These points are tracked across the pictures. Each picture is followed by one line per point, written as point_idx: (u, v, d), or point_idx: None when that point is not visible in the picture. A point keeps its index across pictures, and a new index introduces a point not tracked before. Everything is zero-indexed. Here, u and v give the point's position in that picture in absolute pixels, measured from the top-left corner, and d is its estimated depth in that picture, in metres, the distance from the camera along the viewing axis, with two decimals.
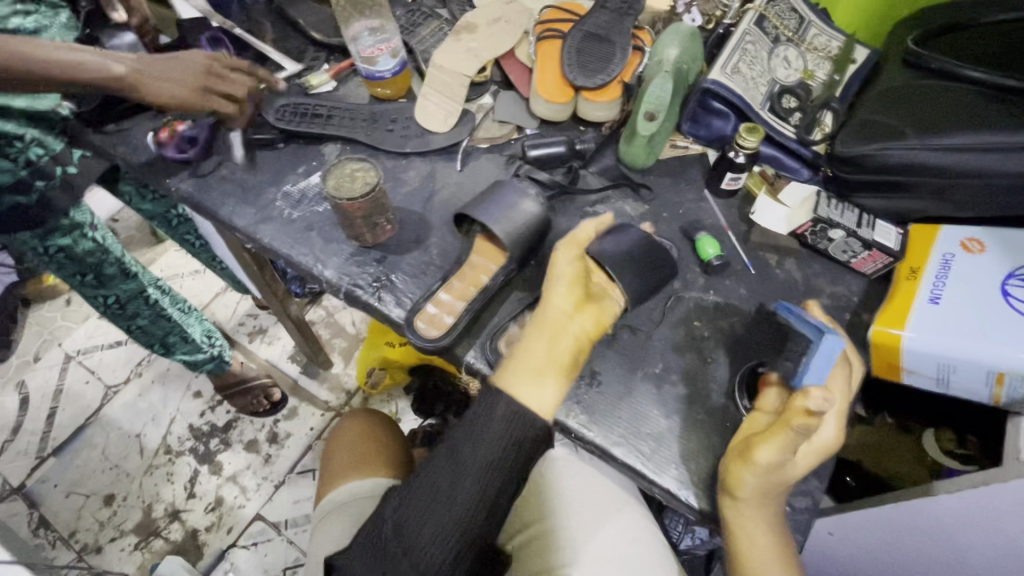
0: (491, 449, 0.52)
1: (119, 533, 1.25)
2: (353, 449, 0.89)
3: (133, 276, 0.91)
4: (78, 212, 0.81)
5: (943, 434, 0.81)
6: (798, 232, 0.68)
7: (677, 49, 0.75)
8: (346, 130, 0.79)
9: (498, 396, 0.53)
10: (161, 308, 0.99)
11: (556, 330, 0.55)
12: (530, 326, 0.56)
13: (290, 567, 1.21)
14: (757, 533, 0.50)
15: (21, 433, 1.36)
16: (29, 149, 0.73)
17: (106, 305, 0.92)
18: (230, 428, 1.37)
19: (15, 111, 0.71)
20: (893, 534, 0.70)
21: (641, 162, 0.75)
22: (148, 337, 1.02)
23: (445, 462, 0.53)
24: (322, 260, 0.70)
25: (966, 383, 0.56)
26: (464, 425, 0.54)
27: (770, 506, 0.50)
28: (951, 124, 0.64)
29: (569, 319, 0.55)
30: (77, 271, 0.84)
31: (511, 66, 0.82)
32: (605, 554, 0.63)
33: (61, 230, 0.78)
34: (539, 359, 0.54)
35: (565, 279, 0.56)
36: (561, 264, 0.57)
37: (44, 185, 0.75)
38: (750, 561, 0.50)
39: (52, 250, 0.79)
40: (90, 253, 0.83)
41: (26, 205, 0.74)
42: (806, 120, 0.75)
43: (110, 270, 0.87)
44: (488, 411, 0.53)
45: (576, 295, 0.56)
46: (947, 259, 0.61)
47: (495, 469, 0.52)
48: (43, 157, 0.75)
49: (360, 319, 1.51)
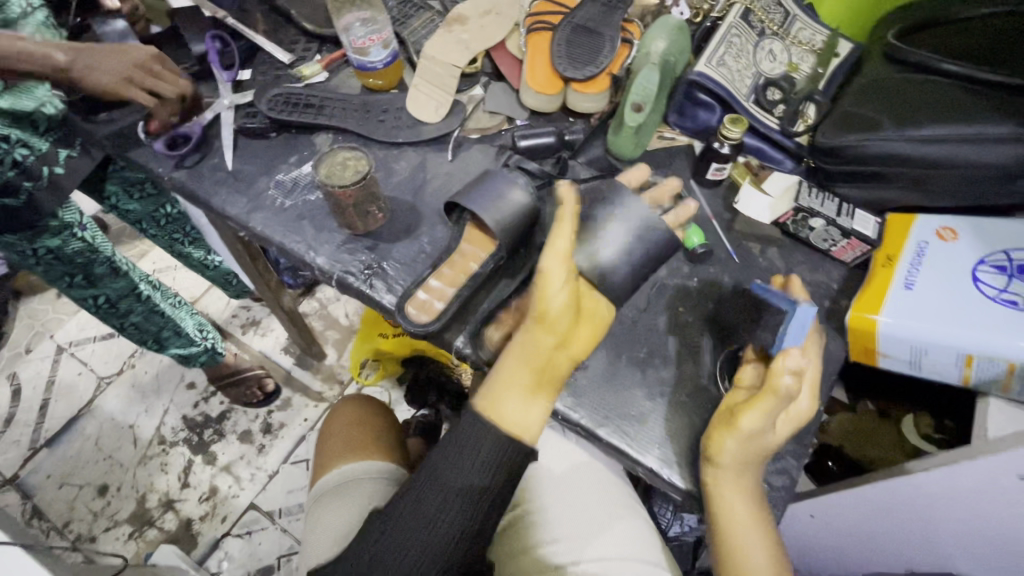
0: (478, 477, 0.52)
1: (113, 523, 1.26)
2: (345, 436, 0.91)
3: (123, 275, 0.93)
4: (67, 212, 0.83)
5: (921, 420, 0.84)
6: (780, 220, 0.70)
7: (666, 41, 0.77)
8: (338, 120, 0.80)
9: (483, 427, 0.53)
10: (154, 304, 1.01)
11: (543, 359, 0.52)
12: (516, 358, 0.53)
13: (284, 555, 1.23)
14: (743, 505, 0.52)
15: (13, 425, 1.37)
16: (13, 151, 0.71)
17: (97, 305, 0.94)
18: (223, 419, 1.37)
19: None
20: (871, 515, 0.72)
21: (629, 153, 0.77)
22: (141, 334, 1.03)
23: (429, 488, 0.53)
24: (314, 248, 0.71)
25: (937, 364, 0.59)
26: (446, 450, 0.53)
27: (753, 476, 0.53)
28: (928, 116, 0.65)
29: (557, 349, 0.53)
30: (65, 271, 0.86)
31: (501, 58, 0.83)
32: (592, 530, 0.65)
33: (50, 232, 0.81)
34: (523, 390, 0.53)
35: (559, 310, 0.51)
36: (553, 293, 0.51)
37: (31, 186, 0.74)
38: (732, 542, 0.52)
39: (41, 251, 0.82)
40: (80, 253, 0.85)
41: (15, 208, 0.74)
42: (788, 112, 0.76)
43: (100, 269, 0.89)
44: (474, 437, 0.52)
45: (567, 323, 0.52)
46: (921, 247, 0.63)
47: (480, 497, 0.52)
48: (28, 158, 0.72)
49: (353, 311, 1.52)
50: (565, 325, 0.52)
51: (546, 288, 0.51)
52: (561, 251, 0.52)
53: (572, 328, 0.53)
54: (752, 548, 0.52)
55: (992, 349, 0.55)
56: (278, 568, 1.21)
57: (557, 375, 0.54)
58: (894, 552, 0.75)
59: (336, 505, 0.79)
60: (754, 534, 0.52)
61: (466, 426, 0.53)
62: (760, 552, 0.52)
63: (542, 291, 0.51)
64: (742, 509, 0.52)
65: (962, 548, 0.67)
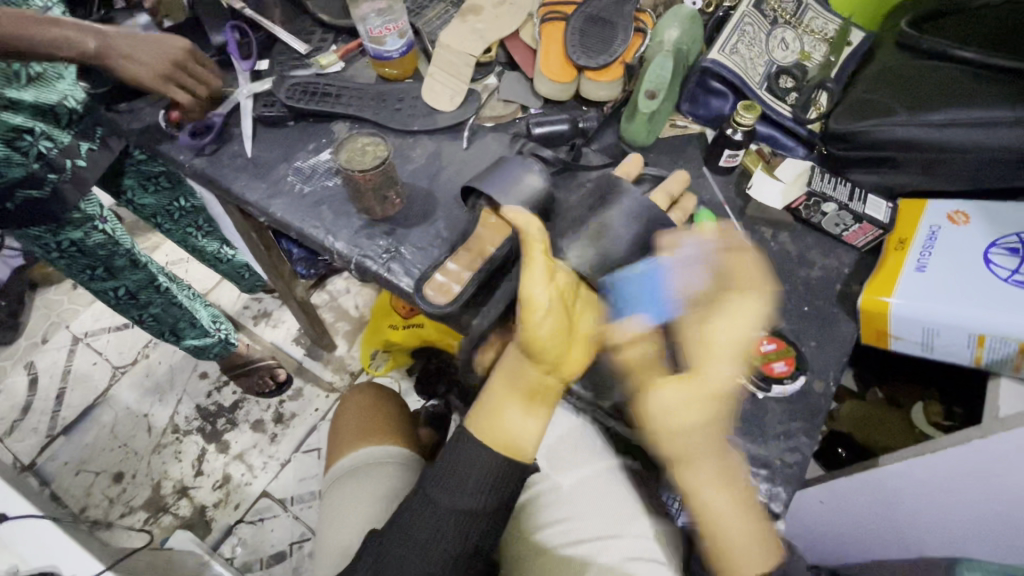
0: (475, 494, 0.56)
1: (129, 509, 1.28)
2: (359, 422, 0.92)
3: (142, 267, 0.94)
4: (89, 205, 0.85)
5: (931, 408, 0.85)
6: (792, 206, 0.71)
7: (678, 30, 0.78)
8: (354, 109, 0.81)
9: (479, 447, 0.57)
10: (173, 296, 1.02)
11: (534, 383, 0.57)
12: (507, 377, 0.59)
13: (296, 541, 1.24)
14: (692, 463, 0.51)
15: (30, 413, 1.39)
16: (38, 143, 0.75)
17: (118, 297, 0.96)
18: (236, 408, 1.39)
19: (22, 105, 0.72)
20: (881, 500, 0.73)
21: (643, 140, 0.78)
22: (159, 325, 1.04)
23: (425, 511, 0.57)
24: (332, 233, 0.73)
25: (948, 345, 0.60)
26: (441, 474, 0.57)
27: (708, 435, 0.51)
28: (941, 101, 0.66)
29: (547, 374, 0.57)
30: (87, 265, 0.88)
31: (515, 47, 0.84)
32: (601, 511, 0.68)
33: (73, 224, 0.82)
34: (517, 409, 0.58)
35: (549, 346, 0.54)
36: (541, 329, 0.53)
37: (55, 177, 0.78)
38: (708, 520, 0.52)
39: (65, 243, 0.84)
40: (101, 245, 0.87)
41: (41, 198, 0.77)
42: (801, 100, 0.77)
43: (120, 261, 0.91)
44: (468, 459, 0.57)
45: (558, 354, 0.55)
46: (933, 231, 0.64)
47: (473, 518, 0.56)
48: (51, 150, 0.76)
49: (364, 303, 1.53)
50: (557, 356, 0.55)
51: (533, 327, 0.53)
52: (544, 286, 0.54)
53: (564, 355, 0.56)
54: (717, 505, 0.51)
55: (1003, 329, 0.56)
56: (290, 554, 1.23)
57: (550, 396, 0.58)
58: (905, 535, 0.76)
59: (350, 495, 0.79)
60: (712, 490, 0.51)
61: (460, 448, 0.58)
62: (725, 505, 0.52)
63: (530, 330, 0.53)
64: (694, 469, 0.51)
65: (975, 530, 0.68)
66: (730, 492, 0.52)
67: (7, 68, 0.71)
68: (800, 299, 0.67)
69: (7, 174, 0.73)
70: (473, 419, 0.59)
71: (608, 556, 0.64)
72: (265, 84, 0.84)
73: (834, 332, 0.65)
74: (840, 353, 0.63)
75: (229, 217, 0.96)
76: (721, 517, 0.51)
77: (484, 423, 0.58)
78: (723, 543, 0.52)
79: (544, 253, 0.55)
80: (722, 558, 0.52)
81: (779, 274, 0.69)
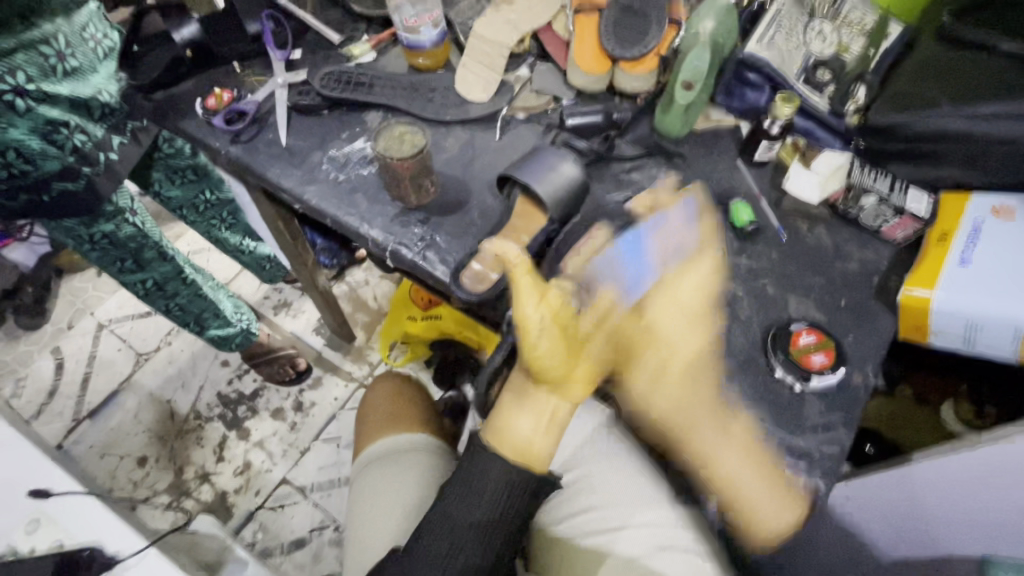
0: (492, 508, 0.57)
1: (153, 493, 1.30)
2: (387, 410, 0.93)
3: (169, 259, 0.94)
4: (121, 199, 0.85)
5: (961, 406, 0.86)
6: (830, 200, 0.72)
7: (714, 22, 0.77)
8: (387, 98, 0.81)
9: (491, 460, 0.58)
10: (198, 288, 1.02)
11: (539, 402, 0.59)
12: (513, 391, 0.60)
13: (316, 528, 1.25)
14: (691, 438, 0.57)
15: (56, 397, 1.42)
16: (73, 136, 0.74)
17: (145, 288, 0.96)
18: (257, 396, 1.40)
19: (57, 98, 0.71)
20: (913, 496, 0.73)
21: (676, 131, 0.78)
22: (185, 316, 1.05)
23: (442, 528, 0.57)
24: (368, 221, 0.73)
25: (991, 341, 0.60)
26: (456, 491, 0.58)
27: (698, 399, 0.57)
28: (985, 93, 0.65)
29: (550, 393, 0.59)
30: (118, 256, 0.89)
31: (548, 38, 0.84)
32: (624, 499, 0.68)
33: (105, 217, 0.83)
34: (527, 421, 0.59)
35: (549, 363, 0.55)
36: (538, 349, 0.54)
37: (89, 171, 0.77)
38: (737, 492, 0.55)
39: (96, 236, 0.85)
40: (131, 238, 0.88)
41: (76, 191, 0.77)
42: (840, 92, 0.77)
43: (149, 254, 0.91)
44: (481, 474, 0.57)
45: (559, 370, 0.56)
46: (976, 225, 0.64)
47: (490, 532, 0.56)
48: (86, 143, 0.76)
49: (383, 294, 1.53)
50: (559, 373, 0.57)
51: (531, 347, 0.54)
52: (536, 303, 0.53)
53: (566, 372, 0.57)
54: (732, 472, 0.55)
55: None
56: (310, 540, 1.24)
57: (558, 414, 0.59)
58: None
59: (378, 485, 0.80)
60: (724, 451, 0.56)
61: (474, 464, 0.58)
62: (733, 465, 0.55)
63: (530, 350, 0.54)
64: (697, 438, 0.56)
65: None
66: (739, 454, 0.56)
67: (42, 60, 0.69)
68: (837, 292, 0.68)
69: (42, 167, 0.73)
70: (486, 429, 0.60)
71: (627, 545, 0.64)
72: (301, 75, 0.85)
73: (873, 326, 0.65)
74: (877, 345, 0.64)
75: (257, 207, 0.97)
76: (729, 476, 0.55)
77: (496, 433, 0.59)
78: (742, 505, 0.55)
79: (534, 271, 0.55)
80: (750, 519, 0.55)
81: (815, 268, 0.69)
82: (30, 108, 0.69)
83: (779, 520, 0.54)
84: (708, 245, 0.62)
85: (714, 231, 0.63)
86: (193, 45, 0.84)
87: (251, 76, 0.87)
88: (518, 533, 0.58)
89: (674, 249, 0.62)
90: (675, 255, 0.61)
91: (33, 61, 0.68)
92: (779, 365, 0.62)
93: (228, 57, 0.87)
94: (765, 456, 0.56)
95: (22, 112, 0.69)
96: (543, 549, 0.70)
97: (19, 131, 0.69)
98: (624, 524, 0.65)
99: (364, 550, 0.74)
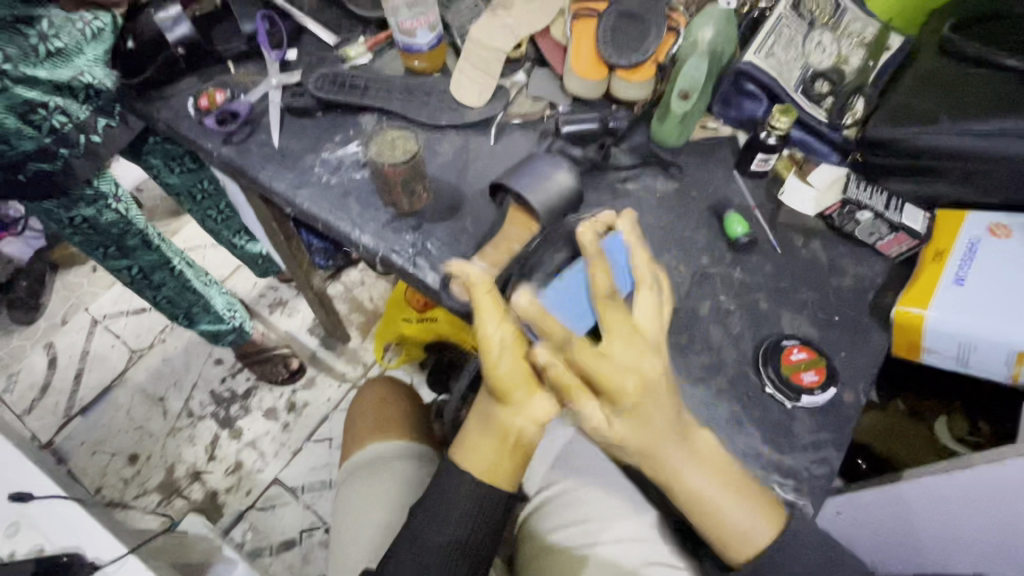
0: (462, 529, 0.57)
1: (143, 491, 1.29)
2: (373, 416, 0.91)
3: (155, 248, 0.93)
4: (102, 183, 0.84)
5: (956, 422, 0.85)
6: (826, 212, 0.72)
7: (713, 30, 0.77)
8: (382, 101, 0.80)
9: (460, 480, 0.58)
10: (185, 280, 1.01)
11: (504, 426, 0.58)
12: (475, 420, 0.60)
13: (306, 530, 1.25)
14: (660, 466, 0.55)
15: (49, 393, 1.41)
16: (52, 118, 0.74)
17: (132, 276, 0.95)
18: (249, 395, 1.39)
19: (37, 80, 0.71)
20: (906, 515, 0.72)
21: (673, 142, 0.78)
22: (172, 308, 1.03)
23: (410, 548, 0.57)
24: (359, 226, 0.73)
25: (984, 361, 0.61)
26: (427, 511, 0.58)
27: (653, 425, 0.54)
28: (984, 110, 0.66)
29: (516, 413, 0.59)
30: (100, 243, 0.88)
31: (546, 45, 0.83)
32: (598, 515, 0.67)
33: (85, 201, 0.82)
34: (492, 447, 0.58)
35: (511, 381, 0.57)
36: (500, 366, 0.56)
37: (67, 152, 0.77)
38: (704, 507, 0.54)
39: (77, 220, 0.83)
40: (114, 224, 0.87)
41: (52, 172, 0.77)
42: (837, 106, 0.77)
43: (133, 241, 0.90)
44: (451, 490, 0.58)
45: (521, 392, 0.58)
46: (973, 243, 0.64)
47: (458, 554, 0.57)
48: (66, 125, 0.75)
49: (378, 295, 1.52)
50: (521, 396, 0.58)
51: (493, 365, 0.56)
52: (497, 322, 0.56)
53: (529, 398, 0.58)
54: (701, 490, 0.54)
55: None
56: (300, 541, 1.24)
57: (524, 435, 0.59)
58: (925, 553, 0.74)
59: (363, 490, 0.80)
60: (693, 471, 0.54)
61: (445, 479, 0.58)
62: (707, 488, 0.54)
63: (491, 368, 0.56)
64: (668, 460, 0.54)
65: None
66: (707, 472, 0.54)
67: (23, 42, 0.69)
68: (830, 308, 0.67)
69: (18, 147, 0.73)
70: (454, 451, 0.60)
71: (596, 561, 0.63)
72: (294, 76, 0.84)
73: (868, 343, 0.65)
74: (869, 363, 0.64)
75: (251, 207, 0.97)
76: (714, 506, 0.54)
77: (458, 452, 0.59)
78: (723, 531, 0.54)
79: (495, 292, 0.57)
80: (728, 546, 0.54)
81: (809, 283, 0.69)
82: (7, 88, 0.69)
83: (751, 539, 0.53)
84: (657, 276, 0.60)
85: (651, 259, 0.59)
86: (184, 43, 0.81)
87: (245, 76, 0.86)
88: (488, 552, 0.58)
89: (623, 275, 0.61)
90: (625, 278, 0.61)
91: (14, 42, 0.68)
92: (770, 382, 0.61)
93: (224, 56, 0.86)
94: (732, 464, 0.56)
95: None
96: (530, 561, 0.68)
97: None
98: (594, 541, 0.65)
99: (346, 558, 0.74)
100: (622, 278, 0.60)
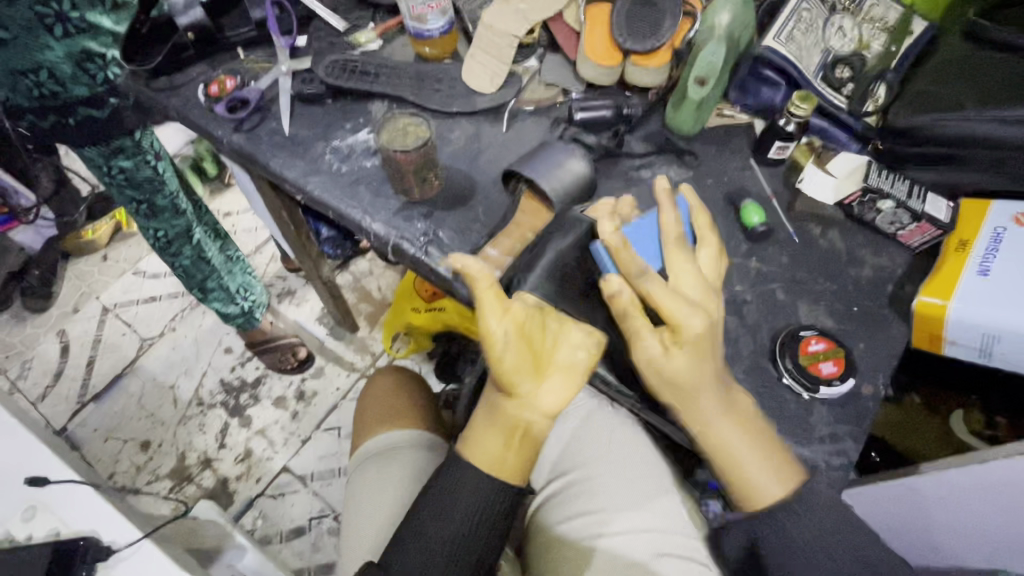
0: (469, 520, 0.57)
1: (155, 477, 1.30)
2: (384, 404, 0.91)
3: (182, 213, 0.93)
4: (145, 138, 0.86)
5: (972, 415, 0.86)
6: (846, 202, 0.70)
7: (729, 15, 0.75)
8: (393, 88, 0.79)
9: (464, 476, 0.58)
10: (203, 252, 0.99)
11: (511, 417, 0.58)
12: (482, 416, 0.60)
13: (315, 517, 1.26)
14: (693, 399, 0.56)
15: (62, 380, 1.42)
16: (107, 69, 0.78)
17: (155, 239, 0.94)
18: (259, 384, 1.40)
19: (101, 30, 0.75)
20: (920, 509, 0.71)
21: (688, 129, 0.76)
22: (188, 281, 1.02)
23: (415, 542, 0.57)
24: (370, 214, 0.72)
25: (1010, 353, 0.59)
26: (433, 502, 0.58)
27: (707, 365, 0.56)
28: (1010, 96, 0.64)
29: (523, 407, 0.58)
30: (133, 198, 0.89)
31: (558, 28, 0.81)
32: (608, 507, 0.67)
33: (125, 153, 0.84)
34: (498, 443, 0.58)
35: (517, 376, 0.56)
36: (506, 360, 0.55)
37: (116, 102, 0.81)
38: (729, 450, 0.55)
39: (115, 170, 0.85)
40: (148, 180, 0.87)
41: (99, 119, 0.80)
42: (858, 92, 0.75)
43: (163, 202, 0.90)
44: (460, 482, 0.58)
45: (527, 383, 0.57)
46: (998, 233, 0.63)
47: (467, 544, 0.57)
48: (118, 77, 0.80)
49: (386, 285, 1.52)
50: (528, 387, 0.57)
51: (496, 358, 0.55)
52: (499, 318, 0.54)
53: (535, 390, 0.57)
54: (729, 438, 0.55)
55: None
56: (309, 529, 1.25)
57: (532, 427, 0.58)
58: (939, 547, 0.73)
59: (374, 477, 0.80)
60: (722, 422, 0.56)
61: (453, 471, 0.58)
62: (733, 437, 0.56)
63: (496, 363, 0.55)
64: (703, 401, 0.56)
65: None
66: (738, 425, 0.56)
67: None
68: (849, 299, 0.66)
69: (71, 91, 0.77)
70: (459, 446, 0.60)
71: (605, 553, 0.63)
72: (304, 62, 0.83)
73: (887, 335, 0.64)
74: (888, 355, 0.63)
75: (259, 194, 0.96)
76: (739, 461, 0.55)
77: (466, 445, 0.59)
78: (742, 480, 0.55)
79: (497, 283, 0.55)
80: (745, 488, 0.55)
81: (827, 273, 0.68)
82: (70, 34, 0.73)
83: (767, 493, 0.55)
84: (708, 239, 0.62)
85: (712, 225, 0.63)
86: (196, 28, 0.81)
87: (254, 62, 0.85)
88: (495, 544, 0.58)
89: (681, 236, 0.62)
90: (684, 241, 0.61)
91: None
92: (787, 373, 0.60)
93: (232, 42, 0.85)
94: (755, 420, 0.57)
95: (61, 38, 0.72)
96: (541, 550, 0.69)
97: (54, 55, 0.73)
98: (603, 532, 0.65)
99: (357, 542, 0.74)
100: (670, 242, 0.60)
